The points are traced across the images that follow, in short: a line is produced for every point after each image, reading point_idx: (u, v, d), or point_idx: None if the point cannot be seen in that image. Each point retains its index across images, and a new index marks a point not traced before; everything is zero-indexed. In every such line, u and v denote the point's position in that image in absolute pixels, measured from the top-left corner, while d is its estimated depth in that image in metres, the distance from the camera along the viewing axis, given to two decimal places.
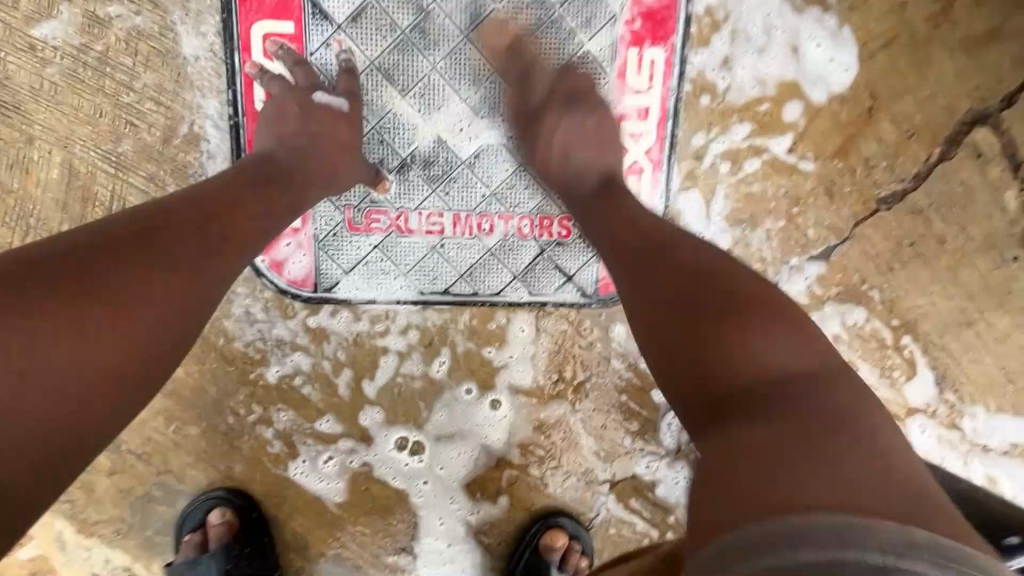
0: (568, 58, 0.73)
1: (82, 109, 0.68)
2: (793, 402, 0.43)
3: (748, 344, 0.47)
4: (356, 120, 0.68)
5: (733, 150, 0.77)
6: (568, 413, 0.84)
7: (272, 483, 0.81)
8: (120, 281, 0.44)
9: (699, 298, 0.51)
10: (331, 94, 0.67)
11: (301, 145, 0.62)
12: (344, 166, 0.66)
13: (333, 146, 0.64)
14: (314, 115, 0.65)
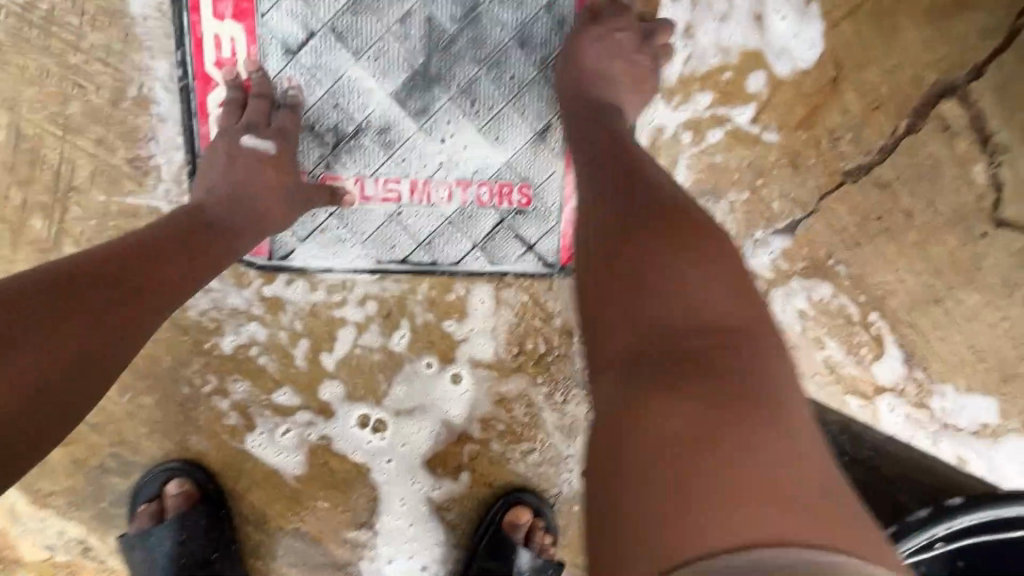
0: (527, 23, 0.71)
1: (28, 69, 0.67)
2: (703, 375, 0.41)
3: (669, 291, 0.44)
4: (286, 160, 0.68)
5: (696, 120, 0.76)
6: (530, 387, 0.83)
7: (229, 456, 0.81)
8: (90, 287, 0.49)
9: (629, 256, 0.47)
10: (260, 136, 0.67)
11: (226, 197, 0.63)
12: (277, 210, 0.66)
13: (259, 200, 0.64)
14: (239, 159, 0.66)
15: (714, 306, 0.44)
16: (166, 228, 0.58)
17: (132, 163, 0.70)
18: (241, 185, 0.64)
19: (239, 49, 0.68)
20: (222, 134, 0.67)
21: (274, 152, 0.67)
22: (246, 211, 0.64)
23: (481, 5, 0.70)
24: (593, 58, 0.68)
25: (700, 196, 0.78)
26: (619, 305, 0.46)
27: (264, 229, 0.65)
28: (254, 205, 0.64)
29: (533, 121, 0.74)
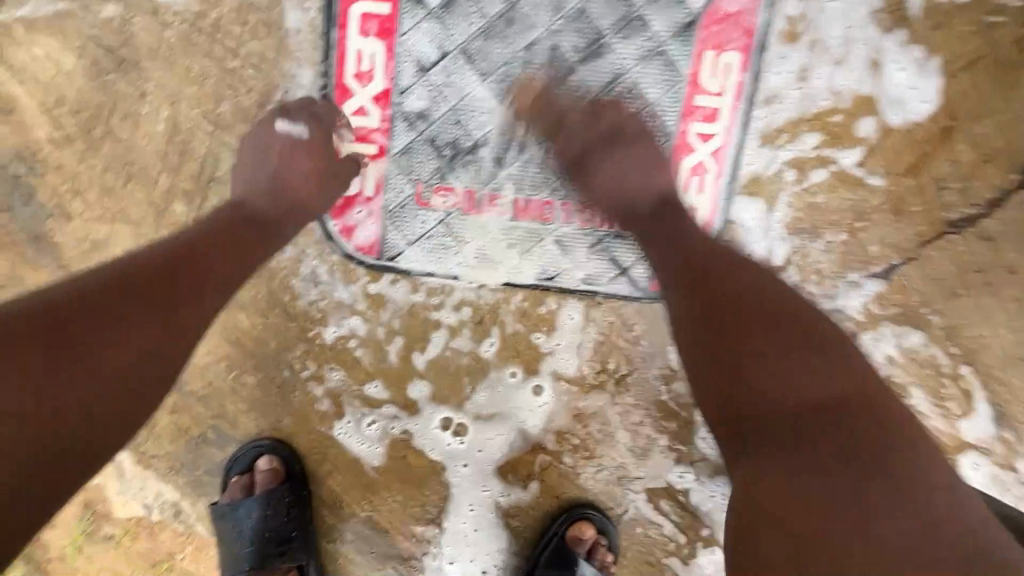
0: (645, 56, 0.75)
1: (191, 70, 0.74)
2: (824, 449, 0.50)
3: (772, 383, 0.53)
4: (320, 145, 0.71)
5: (800, 159, 0.77)
6: (607, 405, 0.84)
7: (317, 439, 0.85)
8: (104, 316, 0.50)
9: (730, 338, 0.56)
10: (294, 122, 0.71)
11: (264, 184, 0.67)
12: (312, 190, 0.69)
13: (292, 181, 0.68)
14: (273, 143, 0.69)
15: (818, 382, 0.52)
16: (193, 235, 0.60)
17: None
18: (279, 169, 0.68)
19: (378, 64, 0.74)
20: (259, 129, 0.71)
21: (306, 135, 0.70)
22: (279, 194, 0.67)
23: (603, 37, 0.74)
24: (603, 158, 0.72)
25: (797, 233, 0.79)
26: (741, 342, 0.55)
27: (297, 213, 0.68)
28: (287, 186, 0.67)
29: None
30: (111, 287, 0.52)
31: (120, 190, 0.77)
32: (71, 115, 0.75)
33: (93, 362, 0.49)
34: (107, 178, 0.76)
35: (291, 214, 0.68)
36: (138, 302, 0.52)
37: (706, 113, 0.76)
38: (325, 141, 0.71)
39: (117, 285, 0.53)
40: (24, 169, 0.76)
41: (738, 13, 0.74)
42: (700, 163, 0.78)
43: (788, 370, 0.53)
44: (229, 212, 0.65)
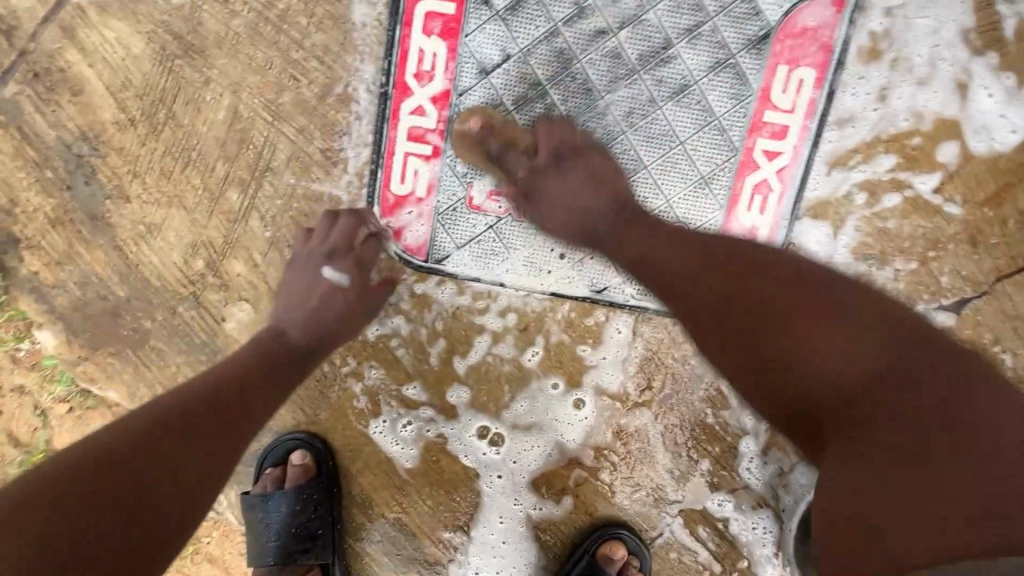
0: (715, 67, 0.72)
1: (256, 60, 0.74)
2: (885, 421, 0.47)
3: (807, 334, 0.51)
4: (364, 292, 0.71)
5: (873, 181, 0.74)
6: (649, 424, 0.82)
7: (352, 437, 0.84)
8: (170, 436, 0.53)
9: (760, 314, 0.54)
10: (338, 269, 0.69)
11: (301, 324, 0.67)
12: (349, 330, 0.70)
13: (328, 323, 0.68)
14: (317, 291, 0.68)
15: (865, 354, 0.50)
16: (245, 355, 0.63)
17: (324, 154, 0.76)
18: (318, 309, 0.68)
19: (440, 64, 0.73)
20: (300, 262, 0.70)
21: (343, 280, 0.69)
22: (316, 338, 0.67)
23: (672, 46, 0.72)
24: (572, 168, 0.68)
25: (864, 258, 0.75)
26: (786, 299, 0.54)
27: (333, 346, 0.69)
28: (324, 333, 0.67)
29: (702, 163, 0.74)
30: (175, 409, 0.55)
31: (178, 175, 0.77)
32: (136, 99, 0.76)
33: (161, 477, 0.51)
34: (165, 162, 0.77)
35: (329, 346, 0.68)
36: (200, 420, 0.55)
37: (775, 130, 0.73)
38: (364, 284, 0.71)
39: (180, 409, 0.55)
40: (87, 149, 0.77)
41: (816, 28, 0.71)
42: (764, 181, 0.74)
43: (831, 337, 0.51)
44: (267, 348, 0.65)
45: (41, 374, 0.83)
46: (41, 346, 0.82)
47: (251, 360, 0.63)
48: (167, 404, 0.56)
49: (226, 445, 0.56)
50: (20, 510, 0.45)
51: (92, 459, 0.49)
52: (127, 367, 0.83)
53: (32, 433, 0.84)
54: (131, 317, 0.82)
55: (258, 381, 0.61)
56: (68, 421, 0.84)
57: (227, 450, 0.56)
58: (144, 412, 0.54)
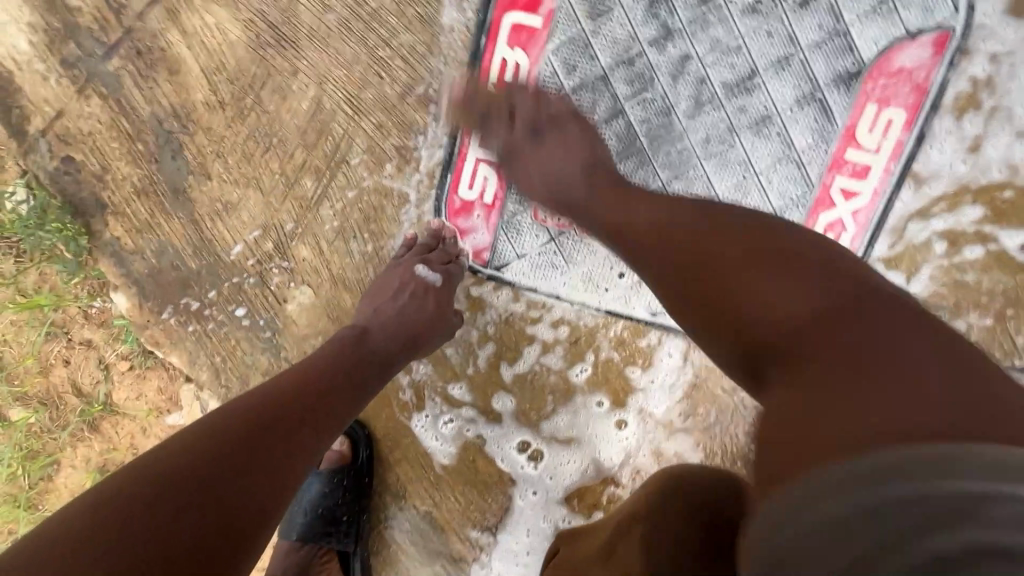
0: (799, 101, 0.70)
1: (344, 54, 0.76)
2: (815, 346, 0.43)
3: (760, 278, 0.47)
4: (448, 291, 0.76)
5: (955, 232, 0.71)
6: (690, 451, 0.81)
7: (392, 428, 0.87)
8: (246, 440, 0.52)
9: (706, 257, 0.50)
10: (431, 268, 0.75)
11: (390, 321, 0.71)
12: (433, 331, 0.73)
13: (418, 324, 0.71)
14: (408, 287, 0.74)
15: (807, 291, 0.45)
16: (316, 361, 0.63)
17: (399, 151, 0.78)
18: (411, 308, 0.72)
19: (521, 77, 0.74)
20: (401, 264, 0.76)
21: (437, 284, 0.75)
22: (404, 334, 0.70)
23: (757, 76, 0.70)
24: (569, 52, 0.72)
25: (936, 309, 0.73)
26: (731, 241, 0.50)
27: (414, 350, 0.72)
28: (413, 334, 0.71)
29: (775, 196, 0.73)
30: (250, 411, 0.54)
31: (258, 159, 0.80)
32: (228, 82, 0.79)
33: (234, 485, 0.49)
34: (247, 144, 0.80)
35: (417, 347, 0.72)
36: (272, 427, 0.54)
37: (856, 169, 0.71)
38: (452, 287, 0.76)
39: (255, 412, 0.54)
40: (177, 126, 0.81)
41: (912, 68, 0.68)
42: (839, 221, 0.72)
43: (776, 279, 0.47)
44: (355, 346, 0.67)
45: (110, 332, 0.88)
46: (113, 306, 0.87)
47: (319, 367, 0.63)
48: (230, 410, 0.54)
49: (296, 448, 0.54)
50: (97, 510, 0.45)
51: (172, 460, 0.48)
52: (189, 334, 0.87)
53: (93, 386, 0.88)
54: (198, 287, 0.85)
55: (324, 389, 0.60)
56: (129, 377, 0.88)
57: (296, 456, 0.54)
58: (208, 423, 0.52)
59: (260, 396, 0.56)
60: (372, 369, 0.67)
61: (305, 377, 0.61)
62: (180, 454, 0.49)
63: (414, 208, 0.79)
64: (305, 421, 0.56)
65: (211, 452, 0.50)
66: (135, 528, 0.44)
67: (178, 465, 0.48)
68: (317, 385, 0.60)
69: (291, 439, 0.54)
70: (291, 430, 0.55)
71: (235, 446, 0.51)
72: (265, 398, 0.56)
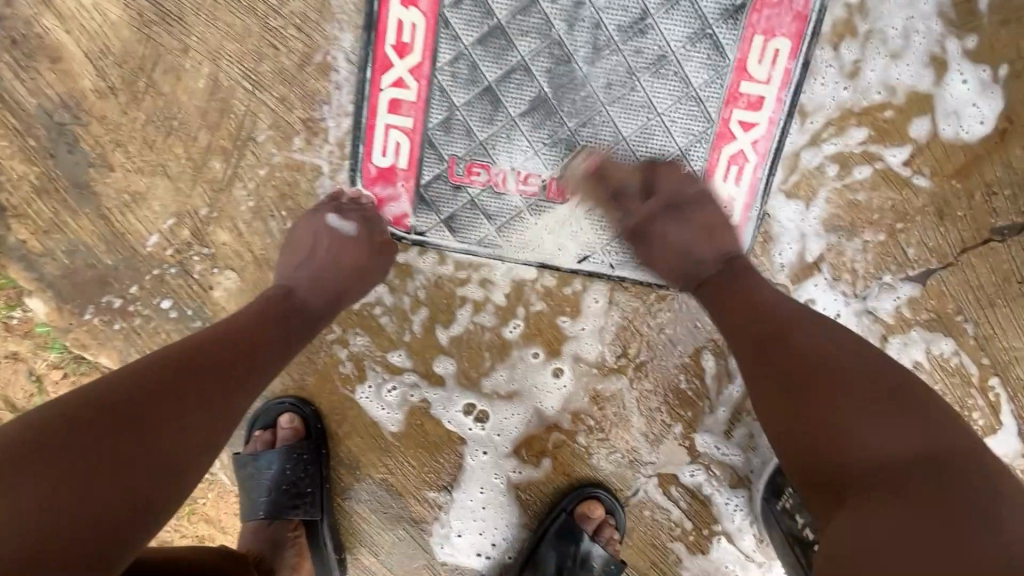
0: (692, 38, 0.72)
1: (234, 27, 0.74)
2: (890, 490, 0.48)
3: (843, 424, 0.52)
4: (366, 239, 0.74)
5: (845, 154, 0.75)
6: (625, 389, 0.85)
7: (337, 402, 0.88)
8: (191, 379, 0.54)
9: (807, 394, 0.55)
10: (344, 218, 0.74)
11: (312, 278, 0.70)
12: (359, 281, 0.73)
13: (341, 278, 0.71)
14: (324, 240, 0.73)
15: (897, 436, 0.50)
16: (260, 308, 0.65)
17: (305, 123, 0.77)
18: (335, 262, 0.72)
19: (419, 36, 0.73)
20: (313, 216, 0.74)
21: (353, 233, 0.73)
22: (329, 292, 0.70)
23: (649, 18, 0.72)
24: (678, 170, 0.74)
25: (834, 230, 0.78)
26: (824, 383, 0.55)
27: (348, 301, 0.73)
28: (338, 289, 0.71)
29: (679, 136, 0.75)
30: (197, 352, 0.56)
31: (160, 144, 0.78)
32: (116, 66, 0.76)
33: (176, 421, 0.51)
34: (147, 130, 0.78)
35: (345, 301, 0.72)
36: (218, 369, 0.56)
37: (751, 101, 0.74)
38: (371, 238, 0.75)
39: (199, 354, 0.56)
40: (68, 117, 0.77)
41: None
42: (740, 153, 0.75)
43: (868, 419, 0.52)
44: (283, 300, 0.67)
45: (33, 341, 0.85)
46: (31, 314, 0.84)
47: (264, 313, 0.64)
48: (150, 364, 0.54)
49: (233, 393, 0.56)
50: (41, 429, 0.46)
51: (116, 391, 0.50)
52: (116, 332, 0.85)
53: (27, 399, 0.86)
54: (119, 285, 0.83)
55: (268, 333, 0.63)
56: (62, 386, 0.86)
57: (235, 398, 0.56)
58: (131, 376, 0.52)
59: (208, 339, 0.58)
60: (309, 321, 0.69)
61: (252, 321, 0.63)
62: (125, 384, 0.51)
63: (329, 179, 0.78)
64: (246, 367, 0.59)
65: (154, 387, 0.52)
66: (77, 450, 0.45)
67: (118, 401, 0.49)
68: (264, 329, 0.63)
69: (236, 381, 0.57)
70: (233, 375, 0.57)
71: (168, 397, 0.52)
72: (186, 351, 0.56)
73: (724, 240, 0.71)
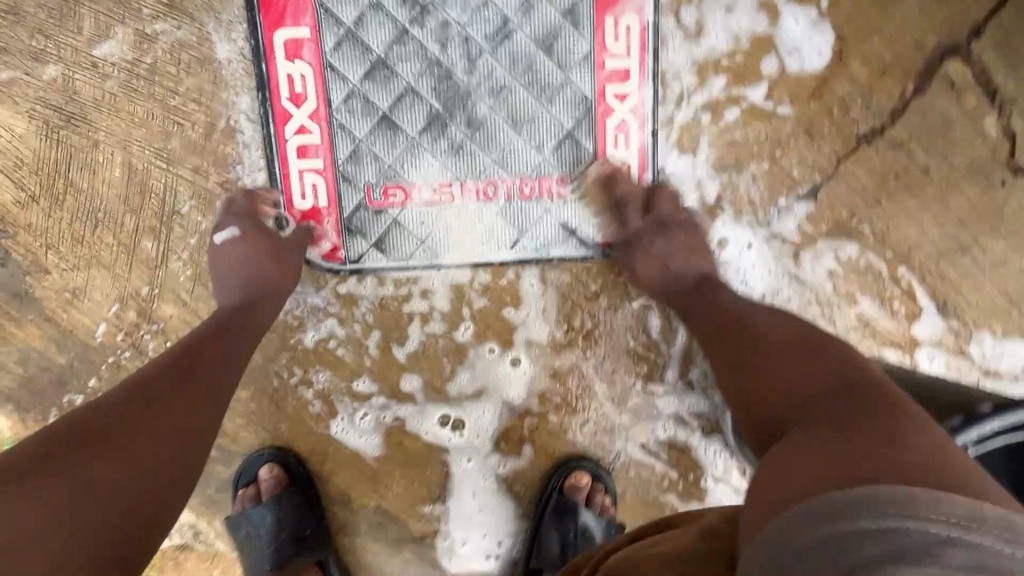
0: (553, 31, 0.80)
1: (137, 114, 0.79)
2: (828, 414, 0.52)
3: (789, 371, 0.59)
4: (251, 229, 0.77)
5: (713, 102, 0.84)
6: (581, 360, 0.90)
7: (316, 442, 0.90)
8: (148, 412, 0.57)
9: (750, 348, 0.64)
10: (224, 228, 0.77)
11: (231, 290, 0.74)
12: (274, 263, 0.76)
13: (261, 274, 0.75)
14: (222, 256, 0.76)
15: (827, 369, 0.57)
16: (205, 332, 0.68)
17: (223, 186, 0.81)
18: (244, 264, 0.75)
19: (309, 85, 0.79)
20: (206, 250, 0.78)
21: (238, 233, 0.77)
22: (254, 289, 0.74)
23: (510, 22, 0.80)
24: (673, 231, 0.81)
25: (724, 169, 0.85)
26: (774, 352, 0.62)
27: (278, 292, 0.76)
28: (258, 280, 0.74)
29: (564, 118, 0.83)
30: (152, 384, 0.60)
31: (90, 237, 0.81)
32: (32, 174, 0.80)
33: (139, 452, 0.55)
34: (74, 228, 0.81)
35: (279, 286, 0.76)
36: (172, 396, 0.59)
37: (618, 74, 0.82)
38: (257, 224, 0.78)
39: (153, 386, 0.60)
40: None
41: None
42: (623, 120, 0.83)
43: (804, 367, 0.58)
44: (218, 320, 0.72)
45: None
46: None
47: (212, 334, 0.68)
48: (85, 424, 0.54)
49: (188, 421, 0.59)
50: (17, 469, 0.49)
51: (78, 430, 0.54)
52: None
53: None
54: (76, 382, 0.84)
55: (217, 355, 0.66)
56: None
57: (194, 422, 0.60)
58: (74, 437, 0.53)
59: (159, 368, 0.62)
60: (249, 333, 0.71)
61: (199, 344, 0.66)
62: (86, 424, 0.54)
63: None
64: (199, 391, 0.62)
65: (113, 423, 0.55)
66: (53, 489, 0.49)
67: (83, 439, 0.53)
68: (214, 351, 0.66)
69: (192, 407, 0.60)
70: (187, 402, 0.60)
71: (133, 441, 0.55)
72: (122, 399, 0.58)
73: (697, 266, 0.80)
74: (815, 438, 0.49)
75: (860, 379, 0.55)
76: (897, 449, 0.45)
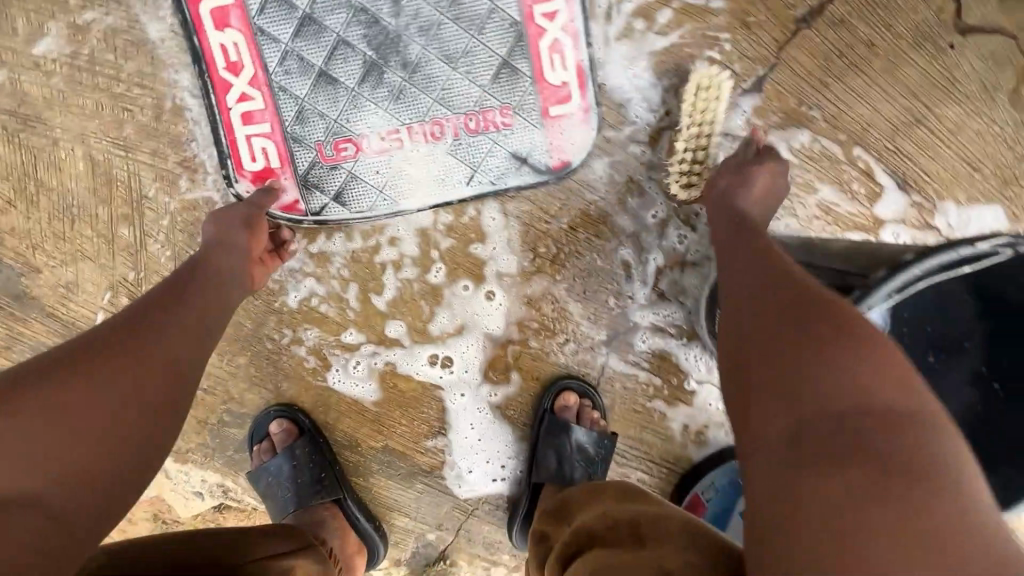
0: None
1: (86, 107, 0.82)
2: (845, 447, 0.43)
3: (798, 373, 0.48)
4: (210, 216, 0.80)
5: (644, 7, 0.84)
6: (552, 285, 0.94)
7: (317, 395, 0.96)
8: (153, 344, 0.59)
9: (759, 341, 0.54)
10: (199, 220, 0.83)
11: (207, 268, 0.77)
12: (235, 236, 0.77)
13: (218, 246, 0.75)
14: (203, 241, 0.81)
15: (849, 379, 0.46)
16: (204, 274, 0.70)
17: (182, 164, 0.85)
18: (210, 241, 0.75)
19: (242, 51, 0.81)
20: None
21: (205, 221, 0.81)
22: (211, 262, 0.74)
23: None
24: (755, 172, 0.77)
25: (666, 74, 0.86)
26: (786, 348, 0.51)
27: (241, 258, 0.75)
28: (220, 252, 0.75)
29: (497, 46, 0.83)
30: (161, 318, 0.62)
31: (71, 232, 0.86)
32: (4, 180, 0.84)
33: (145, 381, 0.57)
34: (53, 225, 0.86)
35: (242, 254, 0.75)
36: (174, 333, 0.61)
37: None
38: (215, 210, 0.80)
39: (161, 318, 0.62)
40: None
41: None
42: (556, 40, 0.83)
43: (821, 372, 0.47)
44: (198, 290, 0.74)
45: None
46: None
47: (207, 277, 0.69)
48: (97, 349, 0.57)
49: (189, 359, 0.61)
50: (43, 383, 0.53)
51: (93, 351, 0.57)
52: None
53: None
54: None
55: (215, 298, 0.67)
56: None
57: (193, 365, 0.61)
58: (47, 396, 0.52)
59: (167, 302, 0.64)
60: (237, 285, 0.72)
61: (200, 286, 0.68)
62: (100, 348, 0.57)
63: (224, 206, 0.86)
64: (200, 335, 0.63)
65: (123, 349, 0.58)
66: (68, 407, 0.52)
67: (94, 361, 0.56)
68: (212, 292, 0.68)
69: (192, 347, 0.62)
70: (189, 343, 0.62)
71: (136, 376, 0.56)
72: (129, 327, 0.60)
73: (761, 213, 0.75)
74: (819, 484, 0.42)
75: (891, 399, 0.45)
76: (924, 521, 0.39)
